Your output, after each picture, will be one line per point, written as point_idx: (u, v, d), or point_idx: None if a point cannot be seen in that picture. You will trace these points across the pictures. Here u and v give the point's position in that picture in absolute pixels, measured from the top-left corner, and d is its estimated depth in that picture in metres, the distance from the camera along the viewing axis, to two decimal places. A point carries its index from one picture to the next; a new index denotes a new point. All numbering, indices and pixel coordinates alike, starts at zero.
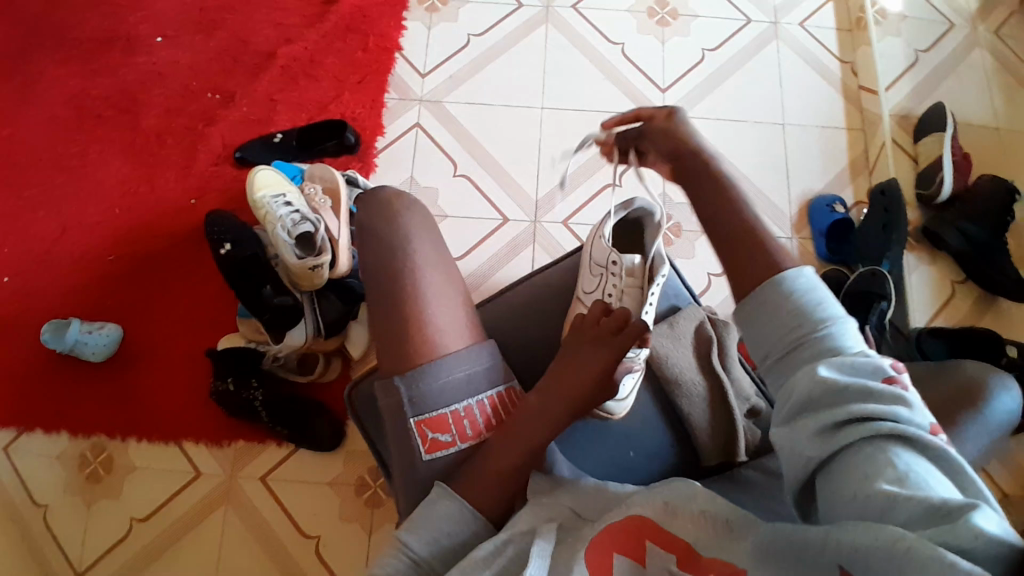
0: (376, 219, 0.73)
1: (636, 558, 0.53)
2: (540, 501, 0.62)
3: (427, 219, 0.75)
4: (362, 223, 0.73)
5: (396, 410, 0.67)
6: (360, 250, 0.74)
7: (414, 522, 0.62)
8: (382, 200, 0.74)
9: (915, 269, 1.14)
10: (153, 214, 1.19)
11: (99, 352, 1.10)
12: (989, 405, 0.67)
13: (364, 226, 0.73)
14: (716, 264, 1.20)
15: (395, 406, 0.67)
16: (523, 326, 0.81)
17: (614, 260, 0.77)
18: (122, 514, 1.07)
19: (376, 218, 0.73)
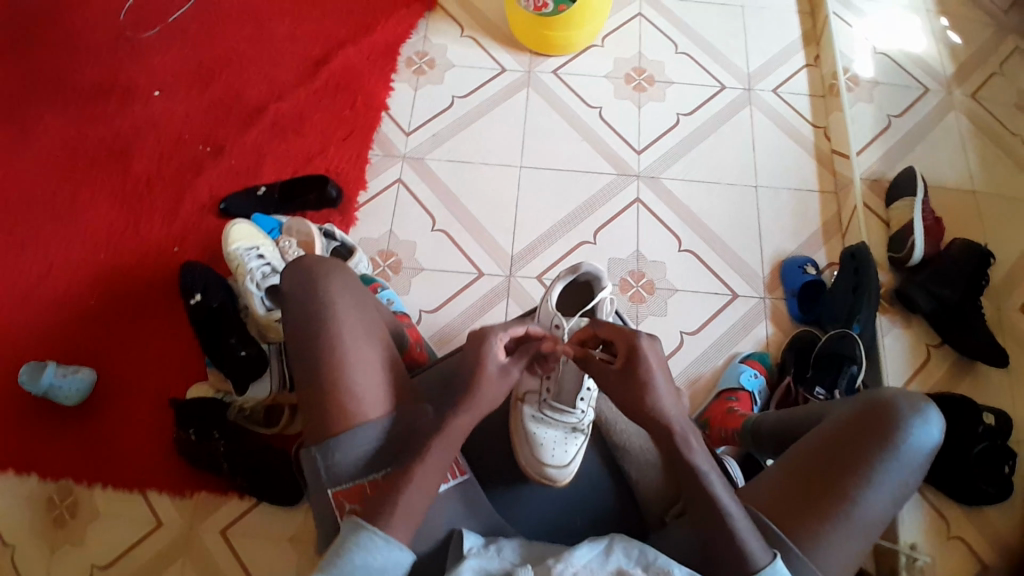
0: (299, 286, 0.79)
1: None
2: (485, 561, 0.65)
3: (351, 284, 0.81)
4: (287, 290, 0.79)
5: (316, 482, 0.73)
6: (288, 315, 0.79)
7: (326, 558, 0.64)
8: (306, 269, 0.80)
9: (889, 332, 1.13)
10: (136, 262, 1.23)
11: (73, 395, 1.11)
12: (903, 438, 0.72)
13: (289, 292, 0.79)
14: (689, 322, 1.19)
15: (314, 475, 0.73)
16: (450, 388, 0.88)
17: (556, 323, 0.89)
18: (84, 560, 1.06)
19: (299, 286, 0.79)
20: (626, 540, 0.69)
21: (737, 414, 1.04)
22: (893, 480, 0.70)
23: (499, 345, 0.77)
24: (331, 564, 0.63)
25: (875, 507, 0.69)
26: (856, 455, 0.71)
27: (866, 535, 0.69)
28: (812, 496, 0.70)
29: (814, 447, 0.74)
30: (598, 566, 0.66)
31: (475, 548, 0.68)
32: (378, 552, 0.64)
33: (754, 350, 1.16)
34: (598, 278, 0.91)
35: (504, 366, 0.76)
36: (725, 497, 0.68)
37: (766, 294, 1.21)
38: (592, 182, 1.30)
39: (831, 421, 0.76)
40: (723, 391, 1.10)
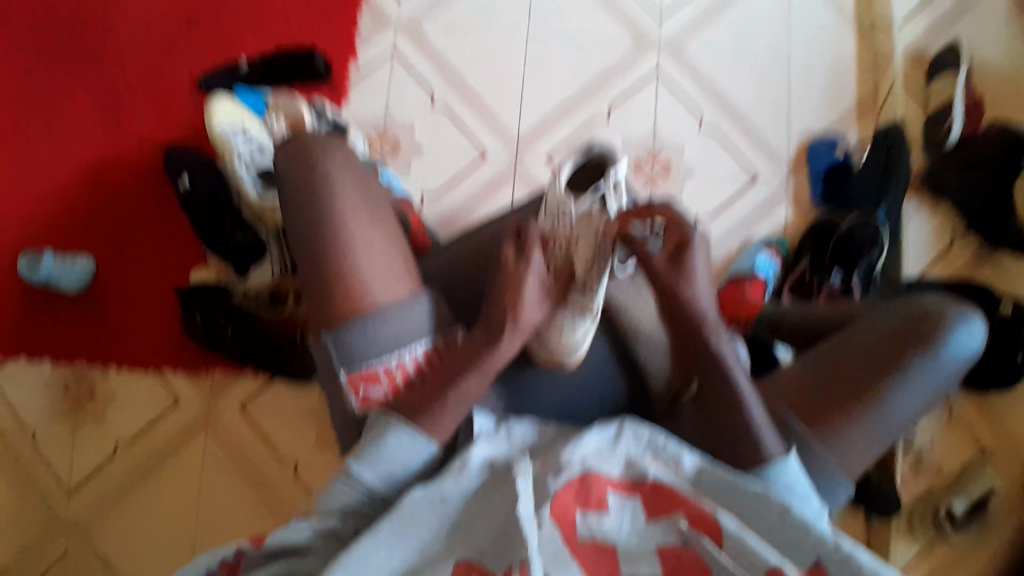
0: (291, 163, 0.76)
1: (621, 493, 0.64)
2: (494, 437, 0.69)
3: (348, 160, 0.77)
4: (279, 168, 0.78)
5: (330, 364, 0.71)
6: (290, 201, 0.76)
7: (359, 453, 0.66)
8: (306, 152, 0.76)
9: (915, 217, 1.09)
10: (123, 143, 1.17)
11: (75, 283, 1.10)
12: (943, 345, 0.77)
13: (283, 173, 0.77)
14: (706, 207, 1.14)
15: (327, 359, 0.72)
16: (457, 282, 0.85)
17: (564, 203, 0.86)
18: (106, 438, 1.09)
19: (294, 166, 0.76)
20: (635, 423, 0.69)
21: (752, 301, 1.02)
22: (926, 386, 0.76)
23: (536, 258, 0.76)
24: (364, 454, 0.66)
25: (904, 409, 0.75)
26: (894, 360, 0.76)
27: (888, 434, 0.75)
28: (846, 391, 0.75)
29: (854, 346, 0.78)
30: (607, 452, 0.67)
31: (485, 430, 0.69)
32: (406, 445, 0.66)
33: (771, 235, 1.12)
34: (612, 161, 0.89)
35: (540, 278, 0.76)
36: (740, 381, 0.72)
37: (789, 173, 1.15)
38: (608, 52, 1.19)
39: (874, 323, 0.80)
40: (735, 275, 1.07)
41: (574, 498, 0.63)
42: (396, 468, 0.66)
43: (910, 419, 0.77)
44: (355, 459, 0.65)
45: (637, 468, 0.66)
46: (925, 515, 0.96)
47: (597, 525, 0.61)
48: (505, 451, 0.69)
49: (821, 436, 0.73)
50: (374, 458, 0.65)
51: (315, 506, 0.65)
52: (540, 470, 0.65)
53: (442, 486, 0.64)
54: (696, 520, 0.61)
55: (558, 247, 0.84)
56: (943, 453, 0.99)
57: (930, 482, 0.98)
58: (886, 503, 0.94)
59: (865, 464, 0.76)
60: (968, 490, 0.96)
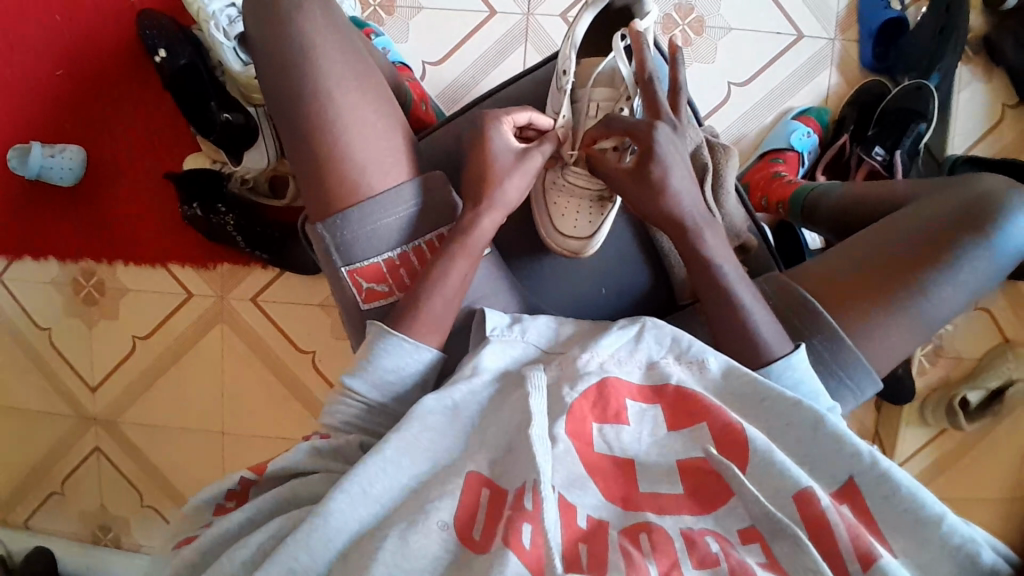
0: (260, 24, 0.65)
1: (642, 406, 0.59)
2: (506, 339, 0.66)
3: (326, 14, 0.66)
4: (251, 26, 0.66)
5: (328, 259, 0.67)
6: (269, 78, 0.66)
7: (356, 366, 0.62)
8: (281, 16, 0.64)
9: (965, 87, 0.98)
10: (84, 11, 1.04)
11: (67, 177, 1.04)
12: (999, 235, 0.71)
13: (258, 37, 0.66)
14: (740, 72, 1.02)
15: (324, 253, 0.67)
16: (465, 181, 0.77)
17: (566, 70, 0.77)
18: (124, 333, 1.10)
19: (263, 25, 0.65)
20: (656, 325, 0.64)
21: (783, 180, 0.96)
22: (976, 277, 0.71)
23: (505, 132, 0.69)
24: (357, 369, 0.62)
25: (947, 302, 0.71)
26: (942, 253, 0.71)
27: (927, 330, 0.71)
28: (886, 281, 0.71)
29: (900, 233, 0.73)
30: (627, 355, 0.63)
31: (497, 330, 0.67)
32: (399, 355, 0.62)
33: (810, 104, 1.02)
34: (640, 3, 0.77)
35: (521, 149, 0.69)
36: (737, 288, 0.68)
37: (836, 36, 1.01)
38: None
39: (923, 210, 0.74)
40: (768, 151, 1.00)
41: (592, 407, 0.57)
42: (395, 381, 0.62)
43: (953, 314, 0.72)
44: (349, 374, 0.62)
45: (658, 373, 0.61)
46: (939, 403, 0.98)
47: (615, 438, 0.56)
48: (518, 355, 0.66)
49: (851, 333, 0.70)
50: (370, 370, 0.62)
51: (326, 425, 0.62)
52: (558, 376, 0.61)
53: (450, 393, 0.60)
54: (721, 435, 0.56)
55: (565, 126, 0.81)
56: (964, 342, 0.99)
57: (947, 370, 0.99)
58: (901, 393, 0.96)
59: (895, 362, 0.73)
60: (984, 382, 0.96)
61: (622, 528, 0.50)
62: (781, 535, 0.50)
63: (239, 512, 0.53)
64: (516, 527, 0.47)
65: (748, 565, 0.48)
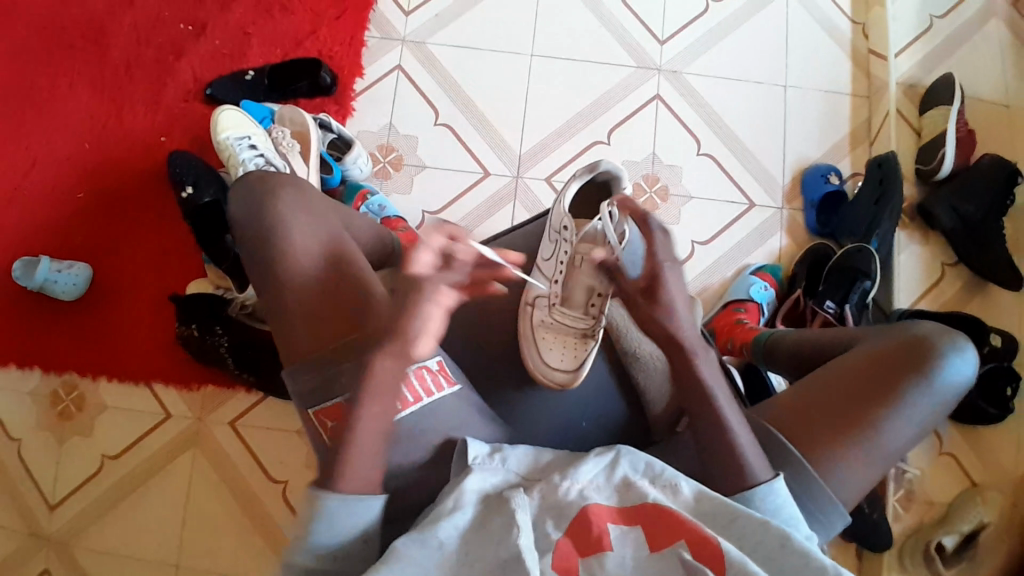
0: (245, 205, 0.73)
1: (623, 527, 0.61)
2: (485, 466, 0.67)
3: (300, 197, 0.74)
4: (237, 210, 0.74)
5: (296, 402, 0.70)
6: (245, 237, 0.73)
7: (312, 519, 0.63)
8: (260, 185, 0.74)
9: (905, 248, 1.13)
10: (124, 151, 1.17)
11: (70, 291, 1.10)
12: (937, 374, 0.78)
13: (241, 216, 0.73)
14: (702, 232, 1.15)
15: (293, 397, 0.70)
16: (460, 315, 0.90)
17: (564, 222, 0.89)
18: (93, 451, 1.08)
19: (246, 208, 0.73)
20: (630, 451, 0.68)
21: (746, 327, 1.04)
22: (921, 412, 0.77)
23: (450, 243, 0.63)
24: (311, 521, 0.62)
25: (898, 437, 0.76)
26: (889, 390, 0.77)
27: (883, 462, 0.76)
28: (843, 417, 0.76)
29: (852, 371, 0.79)
30: (605, 481, 0.66)
31: (479, 457, 0.68)
32: (357, 509, 0.63)
33: (765, 261, 1.14)
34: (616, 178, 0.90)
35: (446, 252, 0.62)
36: (730, 417, 0.72)
37: (783, 204, 1.17)
38: (609, 76, 1.22)
39: (868, 350, 0.81)
40: (731, 301, 1.10)
41: (575, 541, 0.59)
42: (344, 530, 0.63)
43: (905, 446, 0.77)
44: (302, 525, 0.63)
45: (635, 494, 0.64)
46: (914, 550, 0.98)
47: (599, 567, 0.57)
48: (496, 480, 0.67)
49: (813, 463, 0.74)
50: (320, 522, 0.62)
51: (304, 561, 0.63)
52: (538, 508, 0.63)
53: (431, 532, 0.60)
54: (699, 547, 0.58)
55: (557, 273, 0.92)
56: (934, 487, 1.02)
57: (921, 515, 1.01)
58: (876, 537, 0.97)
59: (858, 493, 0.76)
60: (957, 526, 0.97)
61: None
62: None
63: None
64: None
65: None
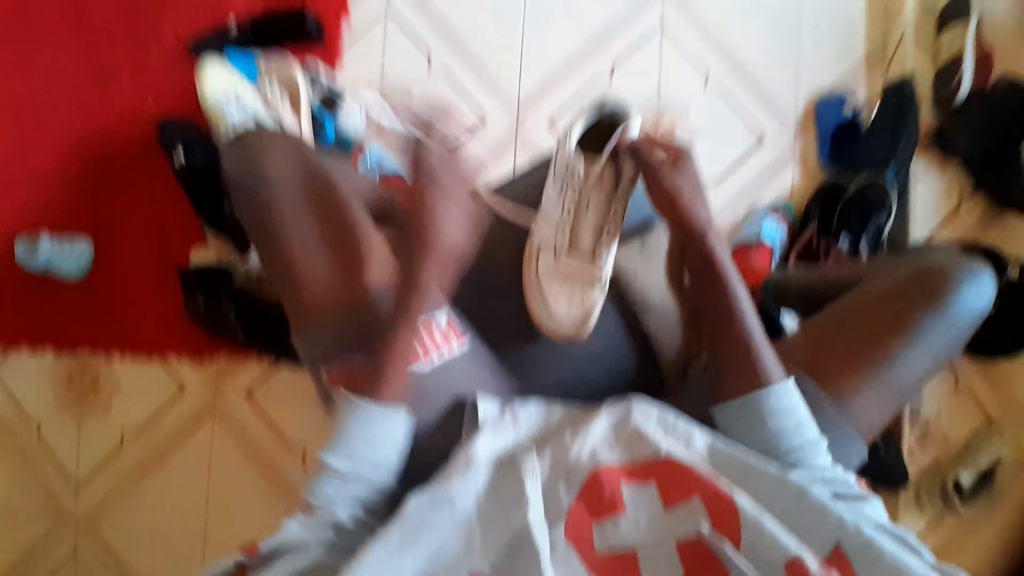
0: (241, 164, 0.84)
1: (638, 486, 0.61)
2: (498, 429, 0.66)
3: (293, 152, 0.84)
4: (233, 168, 0.85)
5: None
6: (265, 193, 0.82)
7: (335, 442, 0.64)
8: (247, 146, 0.85)
9: (921, 178, 1.09)
10: (109, 119, 1.13)
11: (76, 271, 1.10)
12: (952, 303, 0.77)
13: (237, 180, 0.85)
14: (712, 173, 1.11)
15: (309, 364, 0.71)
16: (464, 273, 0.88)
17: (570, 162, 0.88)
18: (113, 427, 1.10)
19: (242, 167, 0.84)
20: (642, 402, 0.66)
21: (756, 269, 1.03)
22: (936, 341, 0.77)
23: None
24: (331, 445, 0.64)
25: (915, 367, 0.76)
26: (903, 322, 0.76)
27: (901, 393, 0.76)
28: (860, 351, 0.76)
29: (865, 305, 0.79)
30: (616, 439, 0.64)
31: (489, 418, 0.68)
32: (372, 432, 0.64)
33: (777, 200, 1.11)
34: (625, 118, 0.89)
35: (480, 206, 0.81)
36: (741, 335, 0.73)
37: (795, 139, 1.12)
38: (610, 7, 1.14)
39: (880, 283, 0.80)
40: (742, 242, 1.06)
41: (587, 506, 0.60)
42: (381, 470, 0.65)
43: (922, 376, 0.77)
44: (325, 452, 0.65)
45: (648, 448, 0.63)
46: (932, 488, 1.00)
47: (614, 532, 0.59)
48: (509, 442, 0.66)
49: (829, 398, 0.74)
50: (345, 445, 0.64)
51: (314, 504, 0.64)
52: (550, 470, 0.62)
53: (446, 492, 0.60)
54: (713, 507, 0.59)
55: (564, 211, 0.89)
56: (950, 426, 1.01)
57: (936, 453, 1.01)
58: (894, 476, 0.97)
59: (873, 426, 0.77)
60: (974, 460, 0.99)
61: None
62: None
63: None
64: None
65: None
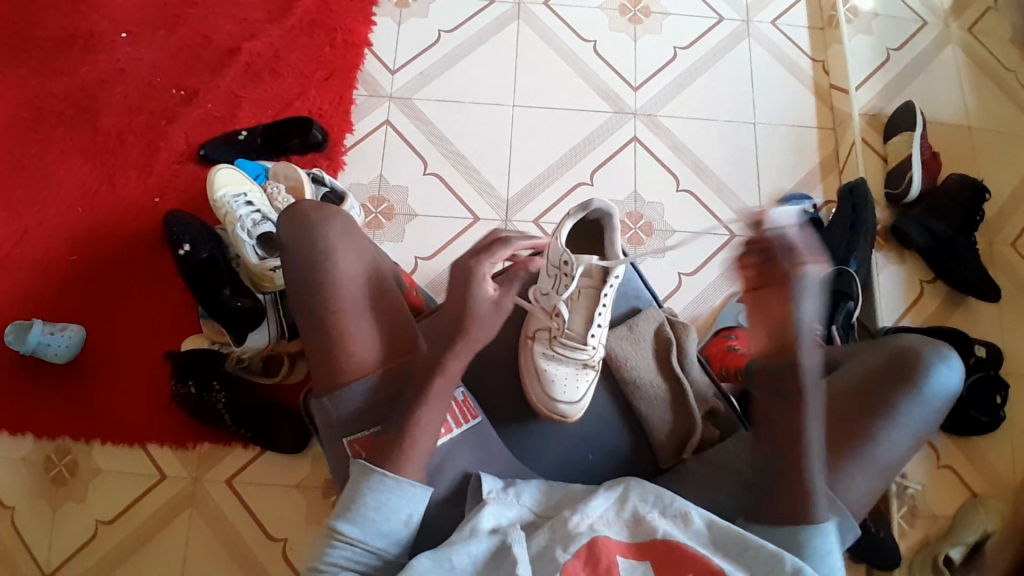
0: (297, 235, 0.80)
1: (633, 557, 0.65)
2: (503, 503, 0.72)
3: (337, 215, 0.82)
4: (287, 240, 0.80)
5: (331, 429, 0.78)
6: (286, 257, 0.81)
7: (342, 506, 0.69)
8: (301, 211, 0.81)
9: (884, 268, 1.17)
10: (118, 214, 1.19)
11: (62, 353, 1.09)
12: (929, 383, 0.79)
13: (292, 251, 0.80)
14: (686, 263, 1.19)
15: (327, 423, 0.78)
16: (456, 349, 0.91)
17: (570, 262, 0.87)
18: (86, 517, 1.05)
19: (291, 234, 0.80)
20: (640, 485, 0.72)
21: (738, 352, 1.07)
22: (915, 421, 0.79)
23: None
24: (346, 511, 0.69)
25: (896, 448, 0.78)
26: (883, 400, 0.79)
27: (885, 473, 0.78)
28: (842, 434, 0.78)
29: (842, 389, 0.81)
30: (615, 517, 0.70)
31: (493, 492, 0.73)
32: (386, 494, 0.69)
33: None
34: (610, 214, 0.90)
35: (495, 301, 0.75)
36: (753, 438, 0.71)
37: None
38: (589, 120, 1.28)
39: (856, 364, 0.84)
40: (721, 329, 1.12)
41: (584, 565, 0.64)
42: (397, 524, 0.70)
43: (905, 456, 0.79)
44: (337, 517, 0.69)
45: (644, 528, 0.68)
46: (924, 565, 0.98)
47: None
48: (513, 516, 0.72)
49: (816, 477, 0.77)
50: (357, 512, 0.69)
51: (319, 567, 0.68)
52: (550, 540, 0.67)
53: (448, 554, 0.66)
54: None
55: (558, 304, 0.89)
56: (935, 501, 1.04)
57: (926, 529, 1.02)
58: (886, 555, 0.98)
59: (864, 504, 0.78)
60: (962, 539, 0.98)
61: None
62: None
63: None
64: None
65: None
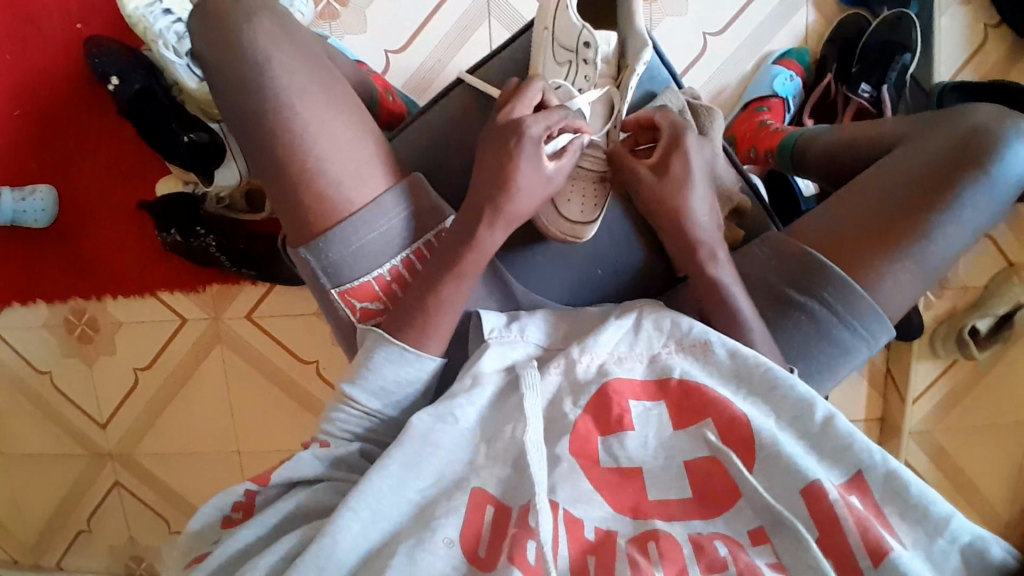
0: (241, 72, 0.64)
1: (645, 400, 0.60)
2: (504, 341, 0.66)
3: (283, 33, 0.65)
4: (231, 79, 0.65)
5: (316, 279, 0.69)
6: (233, 103, 0.66)
7: (354, 373, 0.64)
8: (235, 28, 0.64)
9: (947, 11, 0.99)
10: (34, 46, 1.00)
11: (41, 218, 1.02)
12: (998, 167, 0.68)
13: (241, 93, 0.65)
14: (715, 22, 0.99)
15: (312, 275, 0.69)
16: (446, 182, 0.79)
17: (585, 36, 0.71)
18: (124, 367, 1.10)
19: (231, 66, 0.65)
20: (655, 311, 0.65)
21: (769, 128, 0.93)
22: (978, 214, 0.69)
23: None
24: (357, 377, 0.64)
25: (949, 247, 0.69)
26: (941, 193, 0.68)
27: (932, 273, 0.70)
28: (890, 230, 0.69)
29: (896, 181, 0.70)
30: (629, 349, 0.64)
31: (495, 331, 0.67)
32: (402, 363, 0.64)
33: (789, 47, 1.00)
34: None
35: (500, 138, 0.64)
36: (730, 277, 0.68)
37: None
38: None
39: (915, 150, 0.72)
40: (754, 98, 0.97)
41: (596, 420, 0.59)
42: (410, 392, 0.65)
43: (958, 254, 0.71)
44: (347, 382, 0.64)
45: (661, 367, 0.62)
46: (947, 335, 1.02)
47: (620, 448, 0.58)
48: (520, 354, 0.66)
49: (856, 284, 0.69)
50: (370, 378, 0.63)
51: (325, 431, 0.64)
52: (559, 385, 0.62)
53: (450, 408, 0.61)
54: (725, 428, 0.58)
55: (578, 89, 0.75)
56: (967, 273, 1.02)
57: (955, 301, 1.03)
58: (909, 329, 0.98)
59: (902, 307, 0.72)
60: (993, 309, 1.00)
61: (632, 537, 0.53)
62: (782, 528, 0.53)
63: (250, 530, 0.55)
64: (522, 544, 0.51)
65: (757, 568, 0.50)
